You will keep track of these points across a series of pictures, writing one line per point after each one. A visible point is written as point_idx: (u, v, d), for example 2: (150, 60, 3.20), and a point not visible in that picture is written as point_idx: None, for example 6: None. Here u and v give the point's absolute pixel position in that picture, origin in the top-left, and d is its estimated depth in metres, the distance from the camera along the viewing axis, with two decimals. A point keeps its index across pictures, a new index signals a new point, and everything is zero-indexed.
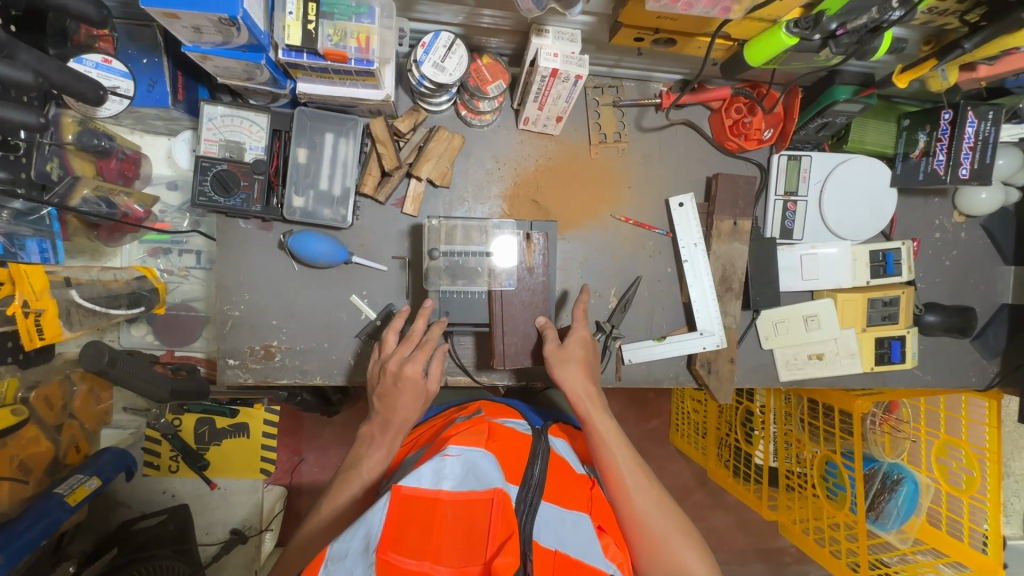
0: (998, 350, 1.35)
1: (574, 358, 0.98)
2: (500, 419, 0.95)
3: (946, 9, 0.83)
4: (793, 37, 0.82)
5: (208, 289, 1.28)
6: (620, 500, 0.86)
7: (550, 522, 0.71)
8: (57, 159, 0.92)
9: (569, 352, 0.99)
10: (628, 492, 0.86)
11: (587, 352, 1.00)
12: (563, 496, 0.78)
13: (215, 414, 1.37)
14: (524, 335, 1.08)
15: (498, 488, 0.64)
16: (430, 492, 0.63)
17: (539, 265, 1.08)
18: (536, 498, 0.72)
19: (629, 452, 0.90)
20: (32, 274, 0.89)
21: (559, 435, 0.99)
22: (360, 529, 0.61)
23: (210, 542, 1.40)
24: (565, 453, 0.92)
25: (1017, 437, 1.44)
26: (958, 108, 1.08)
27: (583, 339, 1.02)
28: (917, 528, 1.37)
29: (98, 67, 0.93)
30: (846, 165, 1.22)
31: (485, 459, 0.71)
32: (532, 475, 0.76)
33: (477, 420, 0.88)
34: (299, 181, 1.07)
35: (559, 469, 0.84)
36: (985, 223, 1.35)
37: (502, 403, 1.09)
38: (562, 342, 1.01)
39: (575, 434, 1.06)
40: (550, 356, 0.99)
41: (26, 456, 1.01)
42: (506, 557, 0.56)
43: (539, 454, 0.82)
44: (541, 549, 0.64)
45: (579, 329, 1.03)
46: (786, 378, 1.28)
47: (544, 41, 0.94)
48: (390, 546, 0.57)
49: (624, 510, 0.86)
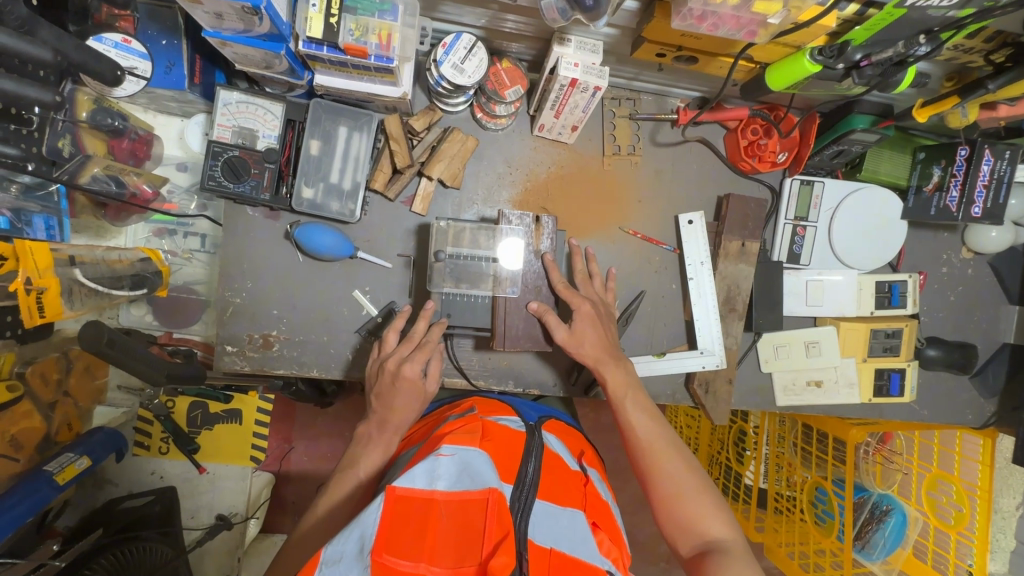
0: (996, 390, 1.34)
1: (586, 342, 1.01)
2: (493, 417, 0.95)
3: (971, 47, 0.83)
4: (816, 64, 0.81)
5: (210, 273, 1.28)
6: (640, 454, 0.92)
7: (544, 520, 0.70)
8: (69, 136, 0.91)
9: (581, 335, 1.01)
10: (646, 447, 0.91)
11: (598, 331, 1.01)
12: (559, 495, 0.78)
13: (209, 398, 1.39)
14: (527, 323, 1.08)
15: (494, 488, 0.63)
16: (424, 492, 0.63)
17: (548, 249, 1.10)
18: (530, 497, 0.72)
19: (646, 412, 0.96)
20: (37, 251, 0.87)
21: (552, 431, 0.99)
22: (354, 530, 0.59)
23: (195, 527, 1.39)
24: (559, 448, 0.92)
25: (1009, 474, 1.43)
26: (975, 145, 1.08)
27: (588, 316, 1.02)
28: (903, 561, 1.35)
29: (117, 46, 0.94)
30: (860, 193, 1.21)
31: (480, 459, 0.69)
32: (526, 474, 0.76)
33: (471, 418, 0.87)
34: (310, 174, 1.06)
35: (552, 466, 0.84)
36: (993, 261, 1.34)
37: (496, 399, 1.08)
38: (571, 326, 1.02)
39: (568, 432, 1.05)
40: (563, 342, 1.01)
41: (17, 431, 1.01)
42: (501, 557, 0.55)
43: (533, 452, 0.81)
44: (536, 549, 0.64)
45: (583, 305, 1.02)
46: (783, 404, 1.27)
47: (566, 50, 0.93)
48: (385, 549, 0.56)
49: (644, 464, 0.90)
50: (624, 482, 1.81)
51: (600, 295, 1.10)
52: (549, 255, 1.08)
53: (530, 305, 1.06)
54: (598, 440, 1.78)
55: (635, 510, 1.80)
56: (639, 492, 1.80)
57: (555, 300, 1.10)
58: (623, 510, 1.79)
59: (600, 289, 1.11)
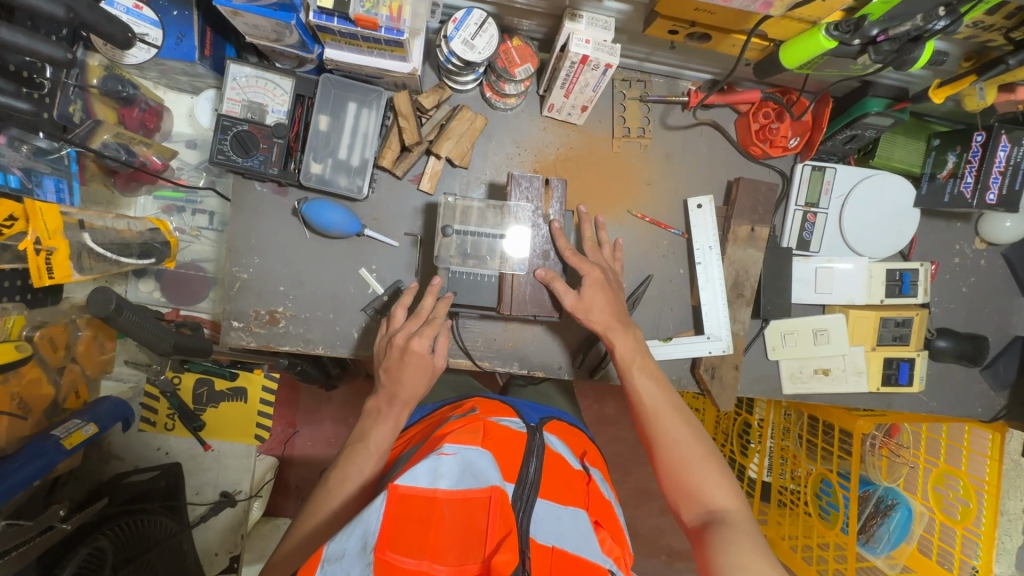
0: (1008, 382, 1.32)
1: (596, 307, 1.00)
2: (495, 417, 0.92)
3: (992, 24, 0.81)
4: (831, 40, 0.80)
5: (218, 251, 1.29)
6: (646, 420, 0.91)
7: (545, 520, 0.70)
8: (79, 102, 0.93)
9: (590, 300, 1.00)
10: (651, 413, 0.91)
11: (608, 296, 1.01)
12: (562, 493, 0.77)
13: (214, 375, 1.36)
14: (534, 288, 1.08)
15: (496, 487, 0.64)
16: (427, 491, 0.62)
17: (556, 216, 1.08)
18: (532, 496, 0.72)
19: (654, 379, 0.95)
20: (47, 212, 0.89)
21: (553, 432, 0.98)
22: (357, 528, 0.59)
23: (200, 503, 1.40)
24: (560, 449, 0.90)
25: (1015, 476, 1.38)
26: (991, 131, 1.07)
27: (598, 281, 1.01)
28: (907, 556, 1.35)
29: (129, 12, 0.94)
30: (872, 180, 1.20)
31: (482, 458, 0.69)
32: (527, 474, 0.75)
33: (472, 417, 0.86)
34: (318, 149, 1.06)
35: (554, 465, 0.83)
36: (1006, 252, 1.32)
37: (498, 400, 1.06)
38: (580, 292, 1.01)
39: (570, 432, 1.04)
40: (571, 309, 1.00)
41: (27, 396, 1.02)
42: (505, 555, 0.56)
43: (534, 453, 0.80)
44: (539, 546, 0.64)
45: (592, 271, 1.02)
46: (789, 392, 1.26)
47: (577, 26, 0.93)
48: (388, 546, 0.56)
49: (649, 430, 0.91)
50: (626, 474, 1.80)
51: (609, 263, 1.07)
52: (557, 220, 1.06)
53: (537, 272, 1.05)
54: (602, 431, 1.78)
55: (638, 502, 1.79)
56: (641, 484, 1.79)
57: (563, 266, 1.09)
58: (625, 501, 1.78)
59: (608, 258, 1.08)
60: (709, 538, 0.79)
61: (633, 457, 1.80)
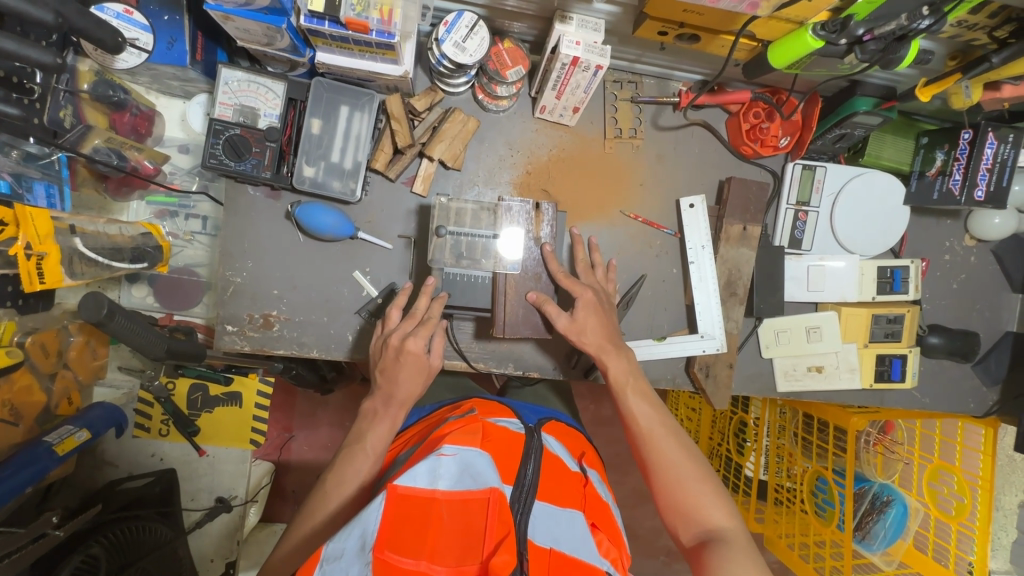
0: (999, 378, 1.33)
1: (588, 330, 1.00)
2: (492, 419, 0.93)
3: (976, 23, 0.82)
4: (818, 40, 0.81)
5: (211, 255, 1.29)
6: (641, 442, 0.92)
7: (543, 521, 0.70)
8: (70, 107, 0.94)
9: (582, 325, 1.00)
10: (646, 434, 0.92)
11: (600, 318, 1.01)
12: (560, 495, 0.77)
13: (209, 380, 1.37)
14: (525, 310, 1.08)
15: (495, 488, 0.64)
16: (425, 491, 0.62)
17: (548, 238, 1.10)
18: (530, 498, 0.72)
19: (648, 401, 0.96)
20: (37, 217, 0.89)
21: (551, 433, 0.98)
22: (354, 528, 0.59)
23: (195, 508, 1.39)
24: (558, 451, 0.90)
25: (1010, 471, 1.39)
26: (978, 128, 1.07)
27: (590, 304, 1.01)
28: (903, 552, 1.34)
29: (120, 16, 0.94)
30: (862, 178, 1.21)
31: (480, 459, 0.69)
32: (525, 476, 0.75)
33: (471, 419, 0.86)
34: (311, 152, 1.06)
35: (552, 466, 0.83)
36: (996, 248, 1.33)
37: (496, 401, 1.06)
38: (572, 314, 1.01)
39: (568, 434, 1.05)
40: (564, 332, 1.00)
41: (18, 401, 1.02)
42: (504, 556, 0.56)
43: (532, 454, 0.81)
44: (536, 547, 0.64)
45: (583, 294, 1.02)
46: (784, 389, 1.27)
47: (567, 28, 0.94)
48: (386, 545, 0.57)
49: (644, 452, 0.91)
50: (625, 474, 1.80)
51: (601, 285, 1.09)
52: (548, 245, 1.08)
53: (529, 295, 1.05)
54: (600, 432, 1.79)
55: (636, 502, 1.79)
56: (639, 485, 1.79)
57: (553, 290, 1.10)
58: (624, 502, 1.79)
59: (601, 279, 1.10)
60: (708, 558, 0.79)
61: (631, 457, 1.80)
